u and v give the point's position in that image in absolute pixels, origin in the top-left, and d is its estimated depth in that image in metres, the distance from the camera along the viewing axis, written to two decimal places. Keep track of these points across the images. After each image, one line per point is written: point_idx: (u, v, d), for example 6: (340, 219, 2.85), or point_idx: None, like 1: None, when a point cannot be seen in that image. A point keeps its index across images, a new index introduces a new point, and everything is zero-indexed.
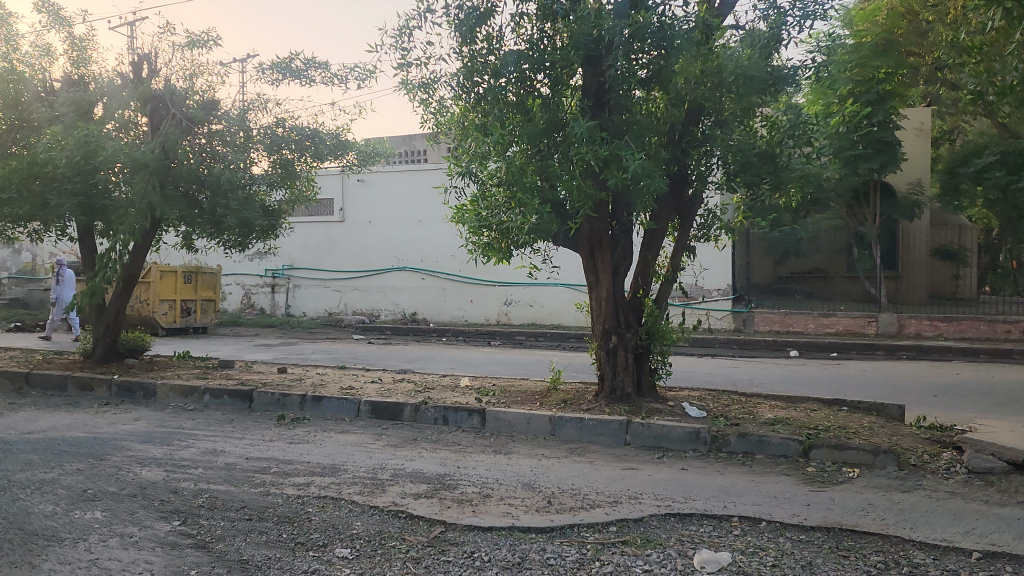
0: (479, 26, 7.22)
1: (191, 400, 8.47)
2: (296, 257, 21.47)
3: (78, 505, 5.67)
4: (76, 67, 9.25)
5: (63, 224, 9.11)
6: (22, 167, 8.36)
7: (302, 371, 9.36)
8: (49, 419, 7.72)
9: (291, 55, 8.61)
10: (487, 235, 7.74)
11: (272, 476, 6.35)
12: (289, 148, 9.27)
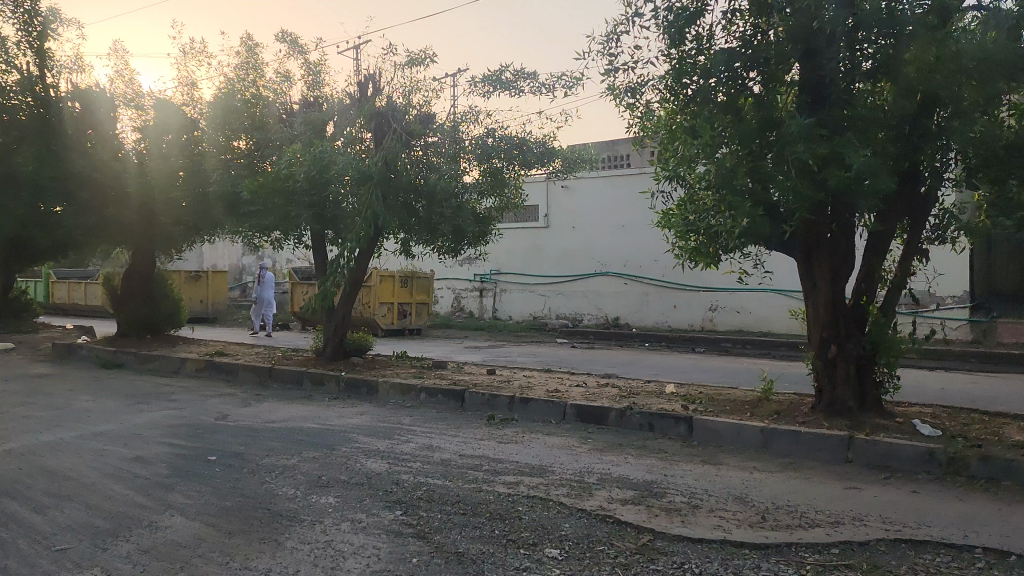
0: (689, 26, 7.08)
1: (409, 397, 9.00)
2: (502, 262, 22.24)
3: (315, 490, 6.21)
4: (312, 90, 10.17)
5: (300, 233, 10.03)
6: (266, 183, 9.25)
7: (510, 373, 9.65)
8: (288, 410, 8.52)
9: (501, 67, 8.92)
10: (695, 239, 7.59)
11: (484, 473, 6.60)
12: (499, 158, 9.58)
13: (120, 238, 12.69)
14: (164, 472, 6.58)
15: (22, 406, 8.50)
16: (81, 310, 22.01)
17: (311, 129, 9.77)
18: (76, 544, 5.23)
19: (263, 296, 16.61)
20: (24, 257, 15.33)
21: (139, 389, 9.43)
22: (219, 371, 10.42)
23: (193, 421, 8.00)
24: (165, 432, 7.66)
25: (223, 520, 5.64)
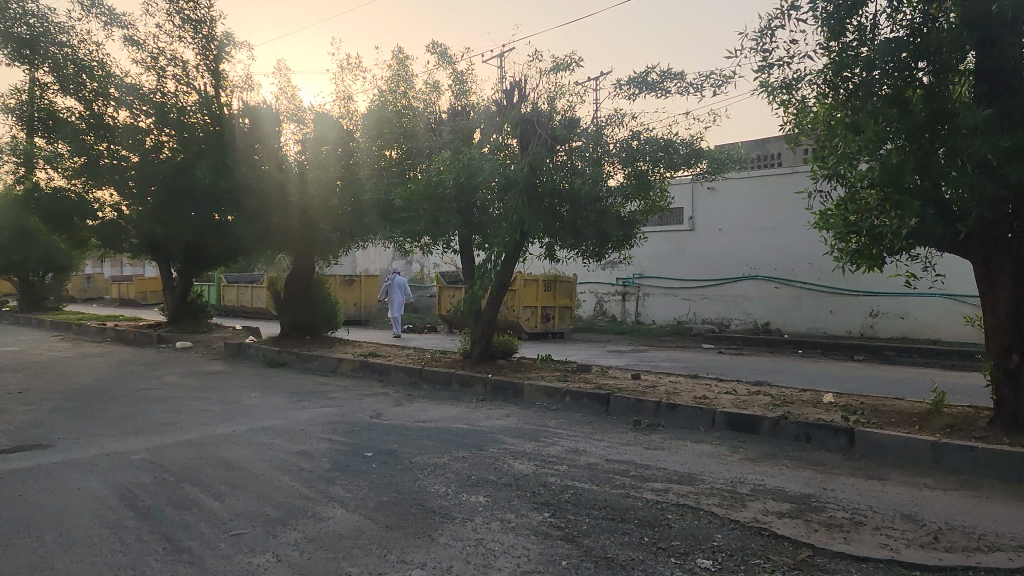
0: (851, 16, 6.75)
1: (554, 400, 9.06)
2: (646, 266, 22.07)
3: (466, 489, 6.36)
4: (459, 99, 10.47)
5: (448, 238, 10.32)
6: (419, 192, 9.50)
7: (655, 378, 9.50)
8: (438, 411, 8.78)
9: (647, 69, 8.82)
10: (856, 241, 7.20)
11: (632, 479, 6.53)
12: (643, 161, 9.46)
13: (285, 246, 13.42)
14: (325, 466, 6.95)
15: (199, 399, 9.23)
16: (247, 312, 23.66)
17: (459, 138, 10.07)
18: (250, 529, 5.61)
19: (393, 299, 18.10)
20: (201, 262, 16.72)
21: (301, 387, 10.00)
22: (373, 371, 10.88)
23: (350, 419, 8.39)
24: (325, 428, 8.09)
25: (380, 514, 5.88)
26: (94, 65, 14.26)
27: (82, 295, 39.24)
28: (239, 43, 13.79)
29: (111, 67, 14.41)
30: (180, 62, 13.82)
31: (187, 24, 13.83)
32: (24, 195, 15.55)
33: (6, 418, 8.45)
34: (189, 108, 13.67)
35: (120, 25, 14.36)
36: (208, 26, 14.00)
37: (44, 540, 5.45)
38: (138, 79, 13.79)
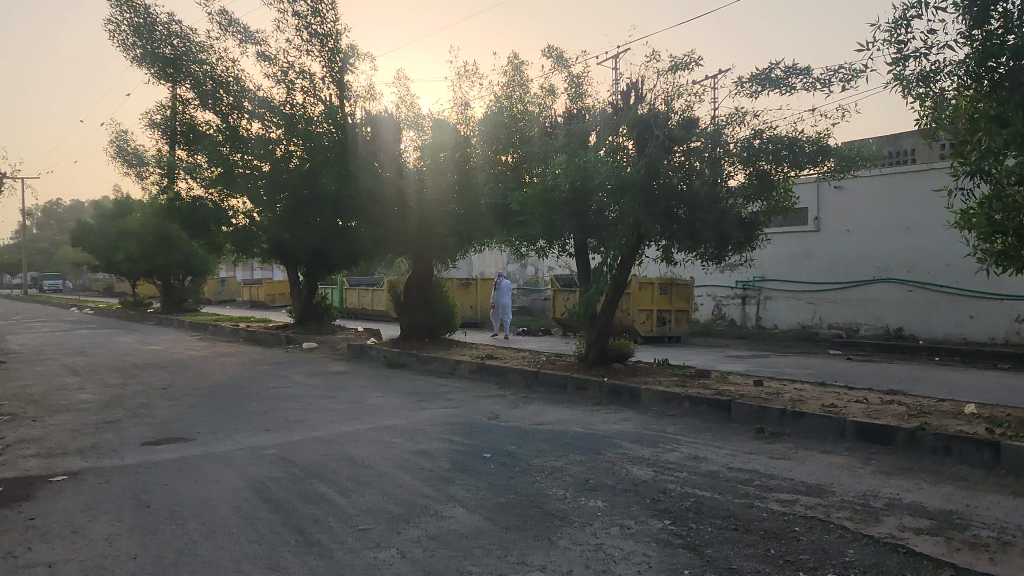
0: (996, 3, 6.35)
1: (673, 405, 8.91)
2: (768, 269, 21.43)
3: (584, 493, 6.34)
4: (575, 101, 10.47)
5: (564, 242, 10.34)
6: (537, 195, 9.59)
7: (779, 385, 9.18)
8: (554, 414, 8.80)
9: (771, 65, 8.56)
10: (1002, 241, 6.75)
11: (756, 488, 6.33)
12: (766, 160, 9.17)
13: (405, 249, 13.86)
14: (445, 466, 7.08)
15: (325, 398, 9.61)
16: (369, 314, 24.48)
17: (575, 142, 9.96)
18: (374, 526, 5.78)
19: (499, 299, 18.76)
20: (326, 267, 17.41)
21: (420, 388, 10.25)
22: (490, 374, 11.02)
23: (468, 420, 8.53)
24: (444, 429, 8.25)
25: (499, 515, 5.94)
26: (230, 80, 15.23)
27: (219, 297, 41.71)
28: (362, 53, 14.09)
29: (244, 82, 15.31)
30: (307, 75, 14.51)
31: (315, 38, 14.51)
32: (169, 204, 16.62)
33: (152, 412, 9.06)
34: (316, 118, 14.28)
35: (253, 42, 15.17)
36: (334, 39, 14.60)
37: (187, 528, 5.80)
38: (269, 93, 14.57)
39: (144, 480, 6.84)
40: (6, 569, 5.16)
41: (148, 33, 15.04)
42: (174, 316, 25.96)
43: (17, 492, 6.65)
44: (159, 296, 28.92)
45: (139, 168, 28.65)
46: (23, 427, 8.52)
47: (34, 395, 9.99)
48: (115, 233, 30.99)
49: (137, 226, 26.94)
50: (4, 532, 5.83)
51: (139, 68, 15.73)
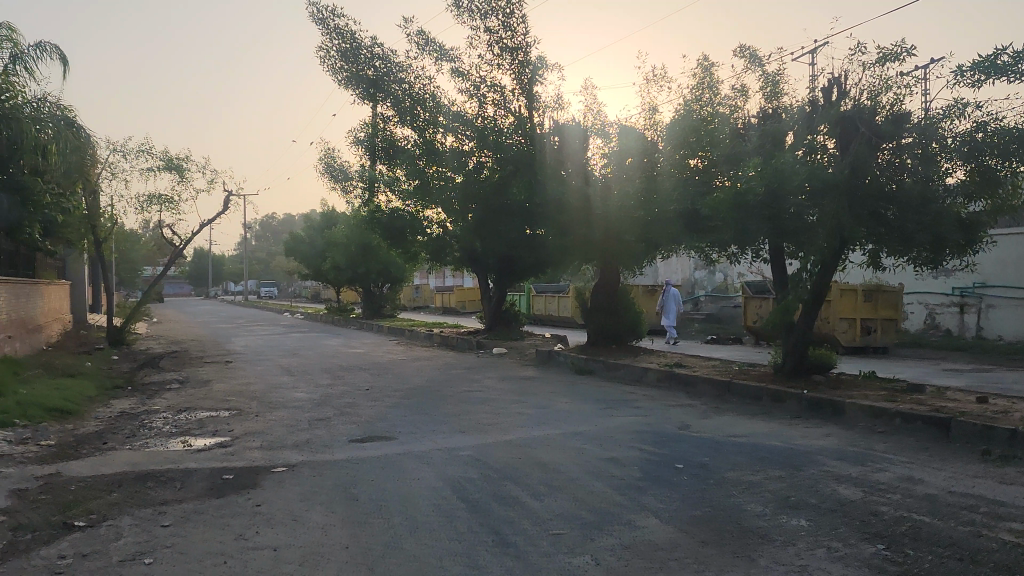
0: None
1: (881, 421, 8.30)
2: (991, 275, 19.51)
3: (785, 511, 6.03)
4: (770, 100, 10.04)
5: (758, 246, 9.97)
6: (730, 199, 9.17)
7: (1007, 404, 8.29)
8: (749, 426, 8.46)
9: (998, 50, 7.81)
10: None
11: (984, 516, 5.74)
12: (991, 155, 8.36)
13: (595, 254, 13.54)
14: (636, 474, 7.01)
15: (516, 403, 9.83)
16: (555, 320, 24.82)
17: (769, 141, 9.63)
18: (568, 531, 5.83)
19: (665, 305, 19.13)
20: (514, 275, 17.79)
21: (607, 395, 10.24)
22: (680, 383, 10.80)
23: (658, 429, 8.40)
24: (635, 437, 8.17)
25: (694, 528, 5.80)
26: (427, 97, 16.08)
27: (413, 303, 43.93)
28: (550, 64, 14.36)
29: (440, 98, 16.06)
30: (498, 89, 14.95)
31: (505, 52, 15.00)
32: (370, 216, 18.07)
33: (358, 411, 9.68)
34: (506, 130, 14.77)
35: (448, 59, 15.88)
36: (524, 52, 14.98)
37: (392, 522, 6.13)
38: (463, 108, 15.27)
39: (352, 475, 7.32)
40: (239, 549, 5.70)
41: (353, 56, 16.22)
42: (374, 322, 27.70)
43: (245, 480, 7.33)
44: (361, 302, 30.91)
45: (344, 184, 30.88)
46: (248, 421, 9.39)
47: (257, 392, 10.99)
48: (323, 245, 33.50)
49: (342, 237, 29.03)
50: (235, 516, 6.45)
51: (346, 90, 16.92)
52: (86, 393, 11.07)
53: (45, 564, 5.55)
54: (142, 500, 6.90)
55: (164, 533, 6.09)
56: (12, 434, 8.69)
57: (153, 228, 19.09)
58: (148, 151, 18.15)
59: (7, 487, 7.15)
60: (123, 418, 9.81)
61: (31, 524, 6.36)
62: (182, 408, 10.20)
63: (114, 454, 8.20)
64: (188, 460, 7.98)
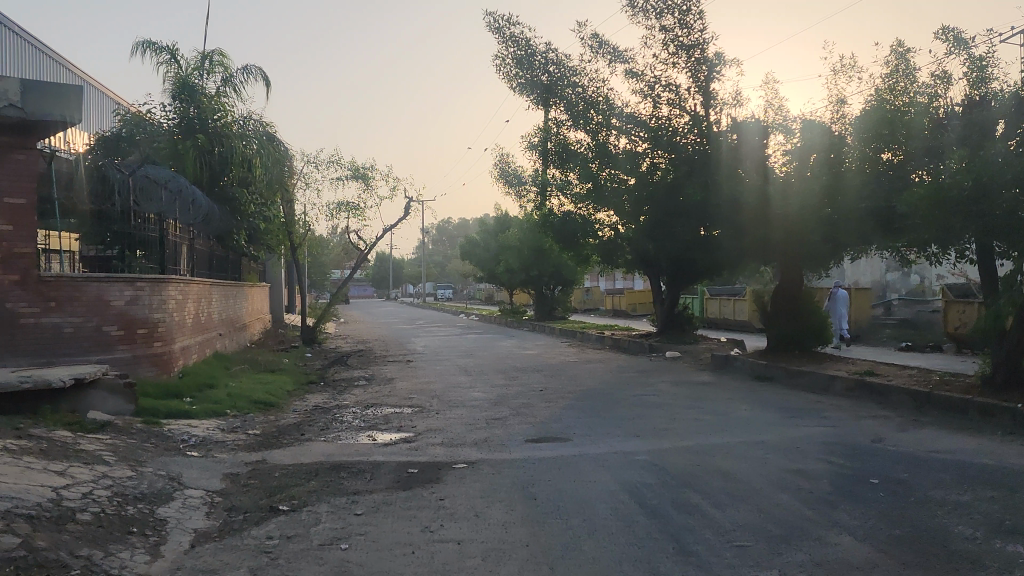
0: None
1: None
2: None
3: (999, 535, 5.50)
4: (975, 88, 9.64)
5: (962, 245, 9.20)
6: (928, 193, 8.75)
7: None
8: (953, 441, 7.79)
9: None
10: None
11: None
12: None
13: (774, 254, 13.16)
14: (826, 488, 6.63)
15: (692, 408, 9.59)
16: (730, 324, 24.06)
17: (975, 133, 9.11)
18: (753, 543, 5.61)
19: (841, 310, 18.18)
20: (688, 276, 17.38)
21: (791, 403, 9.78)
22: (871, 392, 10.13)
23: (848, 441, 7.91)
24: (823, 448, 7.76)
25: (894, 548, 5.40)
26: (600, 100, 16.06)
27: (584, 305, 44.18)
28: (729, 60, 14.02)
29: (613, 99, 16.09)
30: (674, 88, 14.90)
31: (681, 50, 14.86)
32: (543, 220, 18.30)
33: (534, 412, 9.84)
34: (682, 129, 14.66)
35: (621, 60, 15.84)
36: (701, 49, 14.79)
37: (570, 524, 6.16)
38: (637, 109, 15.33)
39: (530, 474, 7.44)
40: (426, 541, 5.95)
41: (528, 63, 17.18)
42: (546, 324, 28.10)
43: (428, 475, 7.65)
44: (533, 304, 31.40)
45: (517, 189, 31.60)
46: (428, 418, 9.80)
47: (437, 390, 11.42)
48: (495, 248, 34.36)
49: (516, 240, 29.84)
50: (421, 509, 6.73)
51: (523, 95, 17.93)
52: (284, 387, 11.99)
53: (255, 544, 6.06)
54: (336, 488, 7.37)
55: (357, 521, 6.47)
56: (224, 423, 9.58)
57: (341, 233, 20.38)
58: (337, 162, 19.43)
59: (221, 471, 7.90)
60: (317, 411, 10.54)
61: (242, 506, 6.98)
62: (369, 404, 10.82)
63: (311, 445, 8.84)
64: (376, 453, 8.43)
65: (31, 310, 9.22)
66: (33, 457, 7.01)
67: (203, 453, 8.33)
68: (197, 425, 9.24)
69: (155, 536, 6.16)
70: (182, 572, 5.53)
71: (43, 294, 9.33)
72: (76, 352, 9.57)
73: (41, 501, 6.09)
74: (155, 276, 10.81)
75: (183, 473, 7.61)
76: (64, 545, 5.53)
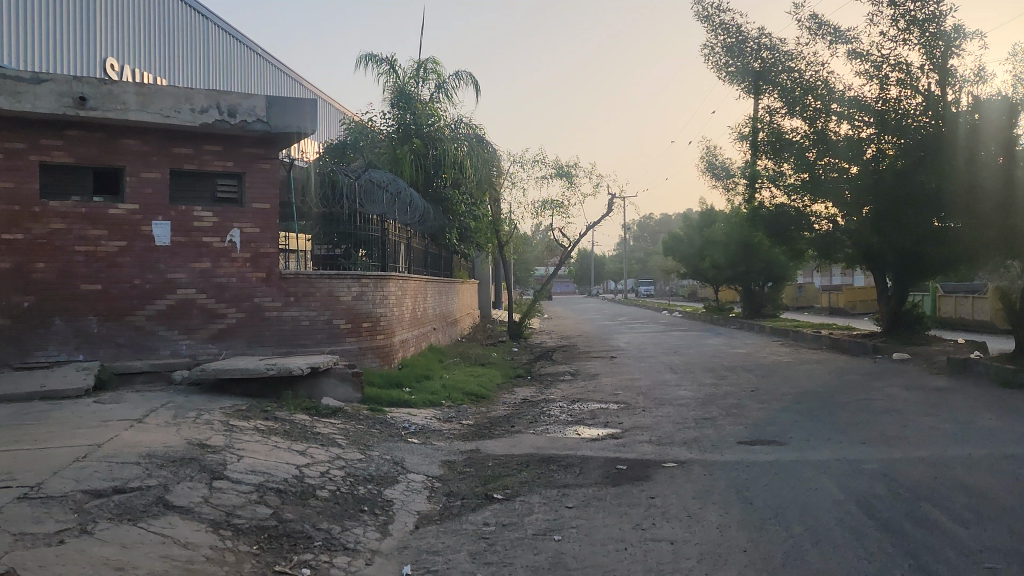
0: None
1: None
2: None
3: None
4: None
5: None
6: None
7: None
8: None
9: None
10: None
11: None
12: None
13: (1021, 249, 11.82)
14: None
15: (925, 416, 8.81)
16: (967, 325, 21.87)
17: None
18: (1007, 567, 5.03)
19: None
20: (918, 272, 16.05)
21: None
22: None
23: None
24: None
25: None
26: (818, 84, 15.50)
27: (796, 303, 42.01)
28: (972, 31, 12.93)
29: (833, 84, 15.40)
30: (903, 66, 13.95)
31: (914, 25, 13.83)
32: (752, 214, 17.63)
33: (746, 413, 9.49)
34: (915, 111, 13.76)
35: (843, 41, 14.90)
36: (937, 22, 13.61)
37: (792, 531, 5.85)
38: (862, 93, 14.56)
39: (746, 478, 7.16)
40: (639, 539, 5.90)
41: (740, 50, 16.83)
42: (754, 322, 27.03)
43: (638, 472, 7.59)
44: (741, 301, 30.29)
45: (726, 183, 30.71)
46: (636, 415, 9.74)
47: (644, 388, 11.33)
48: (700, 244, 33.52)
49: (723, 235, 29.02)
50: (632, 505, 6.69)
51: (733, 86, 17.55)
52: (494, 380, 12.41)
53: (474, 529, 6.31)
54: (547, 480, 7.52)
55: (569, 514, 6.55)
56: (440, 413, 10.09)
57: (545, 231, 20.77)
58: (542, 161, 19.82)
59: (439, 458, 8.32)
60: (526, 405, 10.81)
61: (460, 492, 7.30)
62: (575, 398, 10.93)
63: (522, 437, 9.07)
64: (585, 448, 8.49)
65: (274, 304, 10.28)
66: (280, 437, 7.79)
67: (423, 440, 8.83)
68: (417, 414, 9.80)
69: (384, 515, 6.60)
70: (408, 551, 5.87)
71: (284, 290, 10.37)
72: (310, 343, 10.52)
73: (287, 477, 6.74)
74: (378, 273, 11.61)
75: (406, 458, 8.09)
76: (308, 518, 6.07)
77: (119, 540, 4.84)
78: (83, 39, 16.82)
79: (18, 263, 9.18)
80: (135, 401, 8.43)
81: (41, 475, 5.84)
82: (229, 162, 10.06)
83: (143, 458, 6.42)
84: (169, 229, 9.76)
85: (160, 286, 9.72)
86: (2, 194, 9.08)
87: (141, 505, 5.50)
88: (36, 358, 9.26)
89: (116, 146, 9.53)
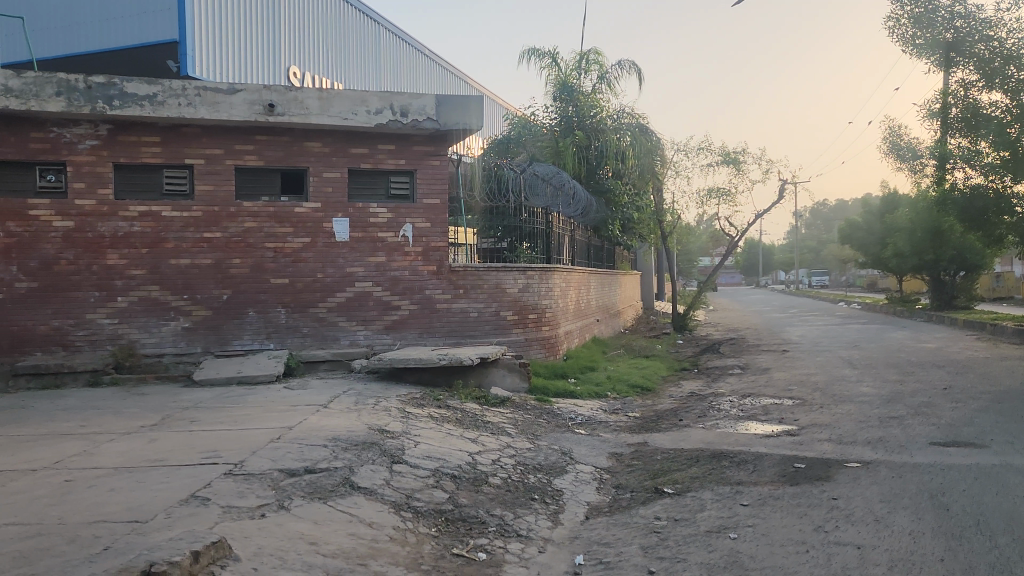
0: None
1: None
2: None
3: None
4: None
5: None
6: None
7: None
8: None
9: None
10: None
11: None
12: None
13: None
14: None
15: None
16: None
17: None
18: None
19: None
20: None
21: None
22: None
23: None
24: None
25: None
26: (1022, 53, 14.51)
27: (993, 293, 38.49)
28: None
29: None
30: None
31: None
32: (940, 197, 16.24)
33: (937, 412, 8.81)
34: None
35: None
36: None
37: (997, 542, 5.35)
38: None
39: (941, 482, 6.63)
40: (822, 541, 5.60)
41: (929, 20, 15.49)
42: (944, 315, 25.00)
43: (818, 472, 7.22)
44: (929, 291, 28.08)
45: (912, 165, 28.60)
46: (813, 412, 9.28)
47: (821, 383, 10.78)
48: (882, 231, 31.46)
49: (907, 221, 27.10)
50: (813, 506, 6.37)
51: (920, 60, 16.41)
52: (659, 373, 12.24)
53: (644, 523, 6.23)
54: (720, 476, 7.31)
55: (745, 512, 6.33)
56: (606, 404, 10.08)
57: (710, 220, 20.20)
58: (707, 149, 19.32)
59: (607, 450, 8.30)
60: (694, 398, 10.57)
61: (629, 485, 7.24)
62: (746, 393, 10.56)
63: (691, 431, 8.87)
64: (758, 444, 8.19)
65: (444, 296, 10.65)
66: (452, 425, 8.06)
67: (590, 431, 8.85)
68: (583, 406, 9.83)
69: (554, 504, 6.66)
70: (579, 541, 5.89)
71: (453, 282, 10.71)
72: (478, 334, 10.81)
73: (461, 463, 6.96)
74: (542, 265, 11.74)
75: (574, 449, 8.13)
76: (482, 505, 6.24)
77: (312, 517, 5.18)
78: (270, 50, 18.15)
79: (217, 259, 10.01)
80: (320, 387, 9.00)
81: (244, 453, 6.35)
82: (401, 160, 10.50)
83: (330, 441, 6.84)
84: (348, 226, 10.33)
85: (340, 279, 10.32)
86: (205, 197, 9.94)
87: (329, 484, 5.86)
88: (234, 347, 10.10)
89: (300, 149, 10.17)
